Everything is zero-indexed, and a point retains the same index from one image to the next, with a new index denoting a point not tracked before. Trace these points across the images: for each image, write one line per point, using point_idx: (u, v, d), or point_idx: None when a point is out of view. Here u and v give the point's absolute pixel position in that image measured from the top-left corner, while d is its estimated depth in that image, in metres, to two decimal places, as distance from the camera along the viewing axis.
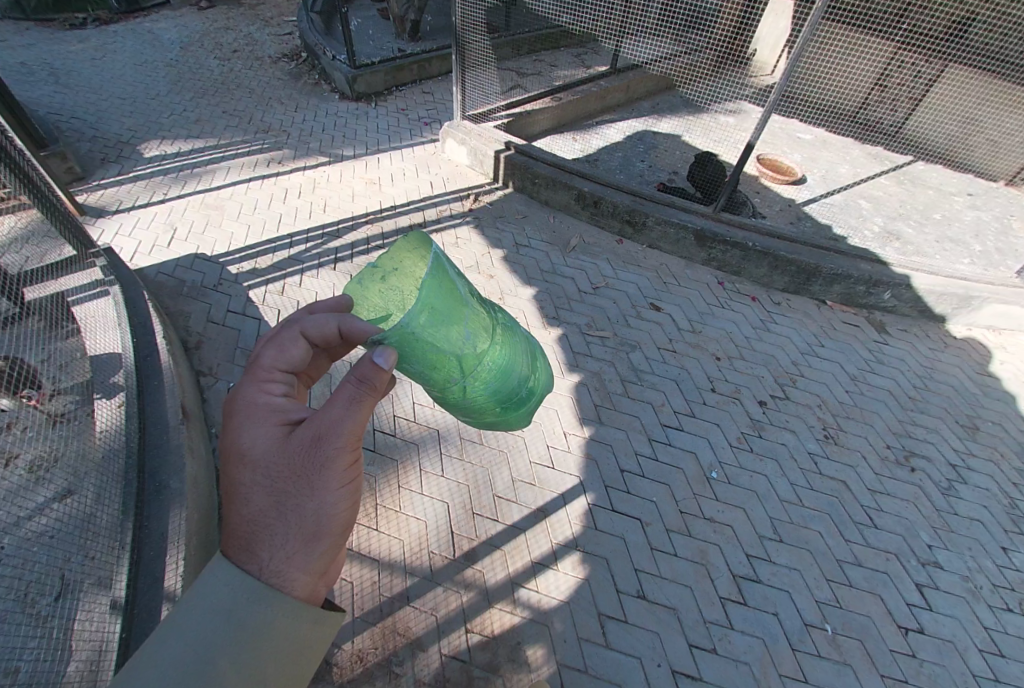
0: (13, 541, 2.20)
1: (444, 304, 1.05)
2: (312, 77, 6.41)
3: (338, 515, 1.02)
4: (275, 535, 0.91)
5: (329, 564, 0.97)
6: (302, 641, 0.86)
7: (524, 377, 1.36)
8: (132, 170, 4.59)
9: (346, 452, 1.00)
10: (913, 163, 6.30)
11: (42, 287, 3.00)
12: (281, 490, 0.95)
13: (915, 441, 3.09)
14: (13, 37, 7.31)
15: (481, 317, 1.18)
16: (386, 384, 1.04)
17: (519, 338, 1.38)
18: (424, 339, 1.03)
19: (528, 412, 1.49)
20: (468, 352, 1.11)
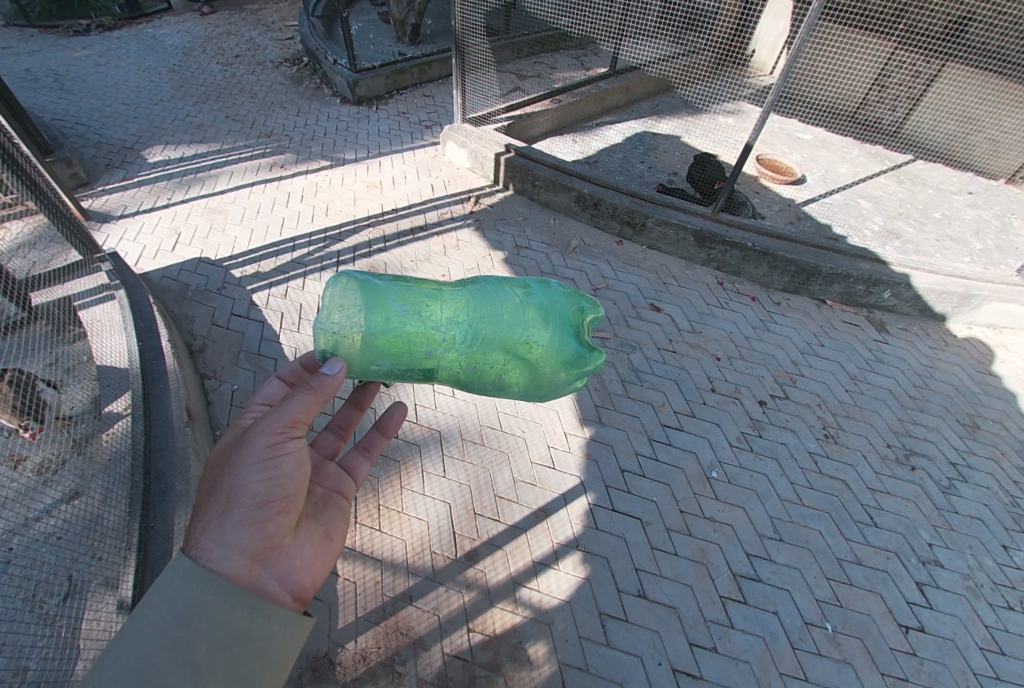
0: (23, 541, 2.25)
1: (358, 298, 1.35)
2: (314, 81, 6.45)
3: (262, 495, 1.15)
4: (200, 512, 1.07)
5: (251, 540, 1.09)
6: (245, 631, 0.98)
7: (506, 315, 1.51)
8: (136, 175, 4.64)
9: (263, 435, 1.19)
10: (913, 162, 6.30)
11: (49, 292, 3.07)
12: (211, 475, 1.14)
13: (915, 440, 3.10)
14: (17, 44, 7.38)
15: (411, 292, 1.44)
16: (320, 380, 1.27)
17: (484, 287, 1.56)
18: (357, 331, 1.33)
19: (554, 337, 1.56)
20: (406, 322, 1.37)
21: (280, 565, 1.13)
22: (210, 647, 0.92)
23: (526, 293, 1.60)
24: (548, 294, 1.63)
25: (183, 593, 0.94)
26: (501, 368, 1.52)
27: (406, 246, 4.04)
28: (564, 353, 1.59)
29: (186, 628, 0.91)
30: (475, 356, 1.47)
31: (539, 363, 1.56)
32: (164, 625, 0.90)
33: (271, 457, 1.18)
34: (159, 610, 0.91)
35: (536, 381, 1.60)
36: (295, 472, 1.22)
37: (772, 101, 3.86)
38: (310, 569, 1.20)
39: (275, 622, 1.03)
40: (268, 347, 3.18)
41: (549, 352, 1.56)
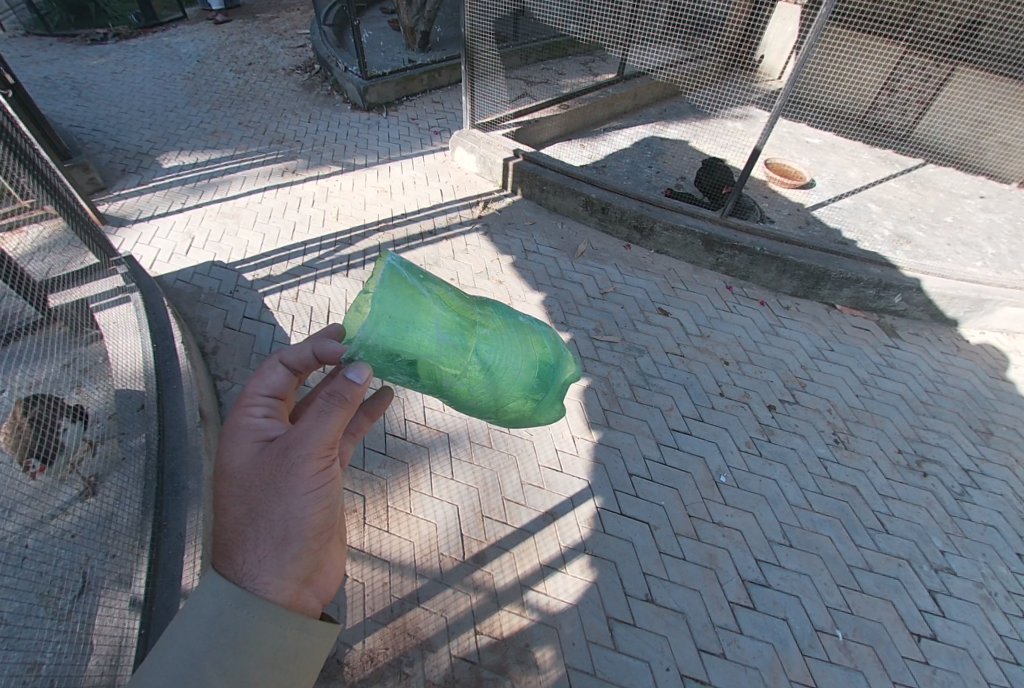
0: (38, 538, 2.28)
1: (404, 313, 1.20)
2: (325, 88, 6.55)
3: (313, 521, 1.10)
4: (247, 541, 1.01)
5: (304, 567, 1.06)
6: (290, 647, 0.98)
7: (523, 366, 1.47)
8: (152, 180, 4.74)
9: (311, 460, 1.09)
10: (924, 166, 6.26)
11: (66, 294, 3.11)
12: (253, 501, 1.04)
13: (927, 446, 3.06)
14: (37, 52, 7.56)
15: (455, 315, 1.31)
16: (350, 390, 1.13)
17: (515, 329, 1.49)
18: (392, 348, 1.20)
19: (545, 394, 1.61)
20: (443, 352, 1.26)
21: (321, 582, 1.12)
22: (259, 666, 0.92)
23: (542, 345, 1.58)
24: (555, 351, 1.64)
25: (224, 616, 0.91)
26: (496, 411, 1.51)
27: (415, 250, 4.08)
28: (540, 412, 1.67)
29: (232, 652, 0.90)
30: (483, 397, 1.42)
31: (522, 415, 1.60)
32: (208, 650, 0.88)
33: (320, 481, 1.11)
34: (201, 635, 0.88)
35: (512, 424, 1.64)
36: (338, 492, 1.17)
37: (780, 106, 3.86)
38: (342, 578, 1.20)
39: (318, 636, 1.02)
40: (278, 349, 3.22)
41: (535, 408, 1.61)
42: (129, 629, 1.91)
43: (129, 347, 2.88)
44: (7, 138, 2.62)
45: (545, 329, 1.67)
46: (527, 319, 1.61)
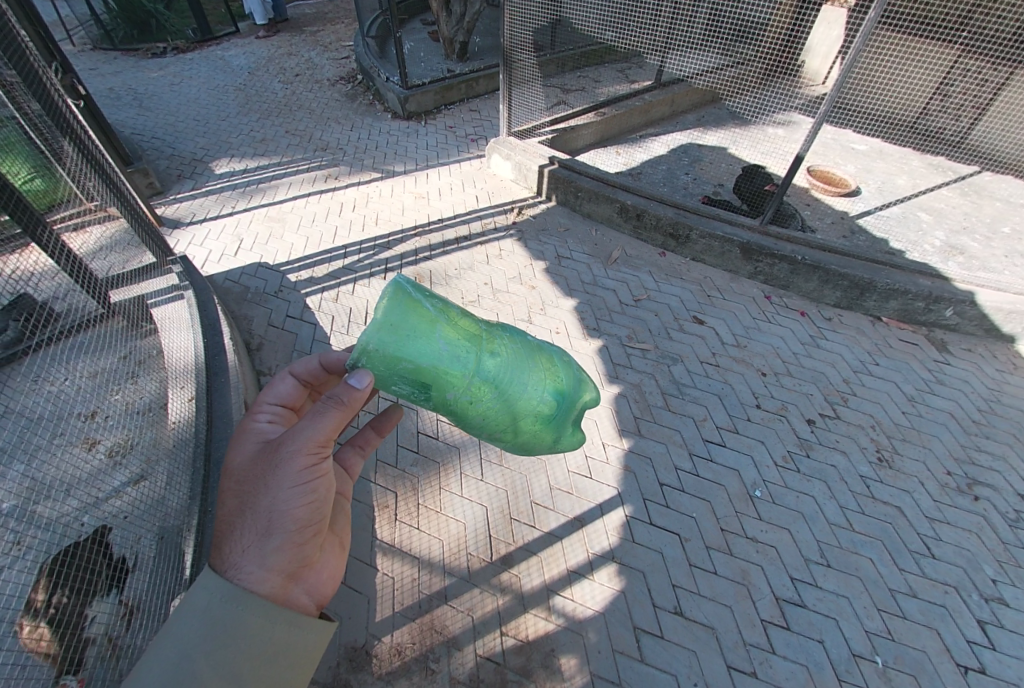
0: (95, 518, 2.45)
1: (407, 321, 1.26)
2: (366, 97, 6.78)
3: (300, 517, 1.17)
4: (237, 532, 1.10)
5: (287, 562, 1.12)
6: (280, 640, 1.04)
7: (532, 380, 1.48)
8: (204, 185, 5.01)
9: (298, 458, 1.16)
10: (978, 174, 5.96)
11: (126, 290, 3.26)
12: (243, 493, 1.13)
13: (980, 469, 2.90)
14: (102, 66, 8.11)
15: (461, 330, 1.36)
16: (349, 395, 1.20)
17: (519, 346, 1.51)
18: (394, 355, 1.25)
19: (557, 415, 1.58)
20: (444, 364, 1.30)
21: (311, 579, 1.18)
22: (250, 659, 0.98)
23: (550, 365, 1.56)
24: (567, 372, 1.63)
25: (218, 608, 0.99)
26: (505, 429, 1.49)
27: (451, 254, 4.16)
28: (552, 434, 1.62)
29: (224, 643, 0.96)
30: (491, 410, 1.41)
31: (533, 437, 1.56)
32: (202, 639, 0.95)
33: (308, 480, 1.18)
34: (195, 625, 0.95)
35: (522, 447, 1.60)
36: (328, 490, 1.23)
37: (825, 112, 3.73)
38: (335, 578, 1.26)
39: (308, 631, 1.09)
40: (319, 348, 3.34)
41: (547, 428, 1.57)
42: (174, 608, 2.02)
43: (182, 341, 3.04)
44: (67, 127, 2.83)
45: (557, 351, 1.67)
46: (537, 340, 1.63)
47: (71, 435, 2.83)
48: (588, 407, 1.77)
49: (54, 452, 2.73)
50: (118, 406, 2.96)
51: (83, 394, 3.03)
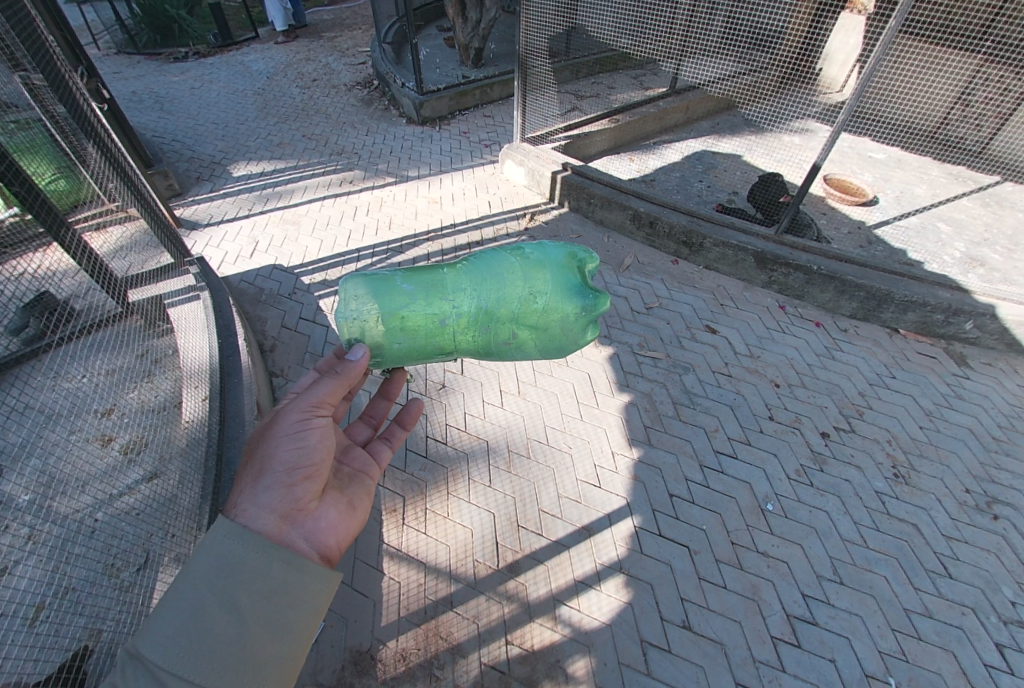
0: (108, 514, 2.49)
1: (368, 286, 1.47)
2: (382, 103, 6.84)
3: (293, 463, 1.29)
4: (241, 477, 1.24)
5: (279, 502, 1.21)
6: (283, 581, 1.06)
7: (506, 274, 1.58)
8: (222, 188, 5.09)
9: (294, 412, 1.34)
10: (1000, 184, 5.84)
11: (144, 289, 3.30)
12: (251, 445, 1.31)
13: (1000, 487, 2.82)
14: (126, 70, 8.30)
15: (419, 272, 1.55)
16: (344, 363, 1.41)
17: (480, 256, 1.64)
18: (373, 314, 1.44)
19: (555, 285, 1.62)
20: (414, 299, 1.48)
21: (306, 525, 1.24)
22: (250, 595, 1.01)
23: (520, 253, 1.65)
24: (543, 251, 1.68)
25: (223, 547, 1.04)
26: (512, 323, 1.59)
27: (463, 259, 4.18)
28: (569, 302, 1.63)
29: (228, 579, 1.00)
30: (484, 315, 1.55)
31: (546, 317, 1.62)
32: (208, 575, 0.99)
33: (301, 431, 1.33)
34: (204, 563, 1.00)
35: (547, 334, 1.66)
36: (321, 445, 1.35)
37: (845, 120, 3.66)
38: (335, 531, 1.29)
39: (308, 573, 1.09)
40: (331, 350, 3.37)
41: (554, 299, 1.61)
42: None
43: (197, 341, 3.07)
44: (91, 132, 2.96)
45: (525, 243, 1.74)
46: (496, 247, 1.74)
47: (87, 432, 2.88)
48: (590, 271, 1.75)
49: (71, 448, 2.79)
50: (133, 404, 3.01)
51: (99, 391, 3.07)
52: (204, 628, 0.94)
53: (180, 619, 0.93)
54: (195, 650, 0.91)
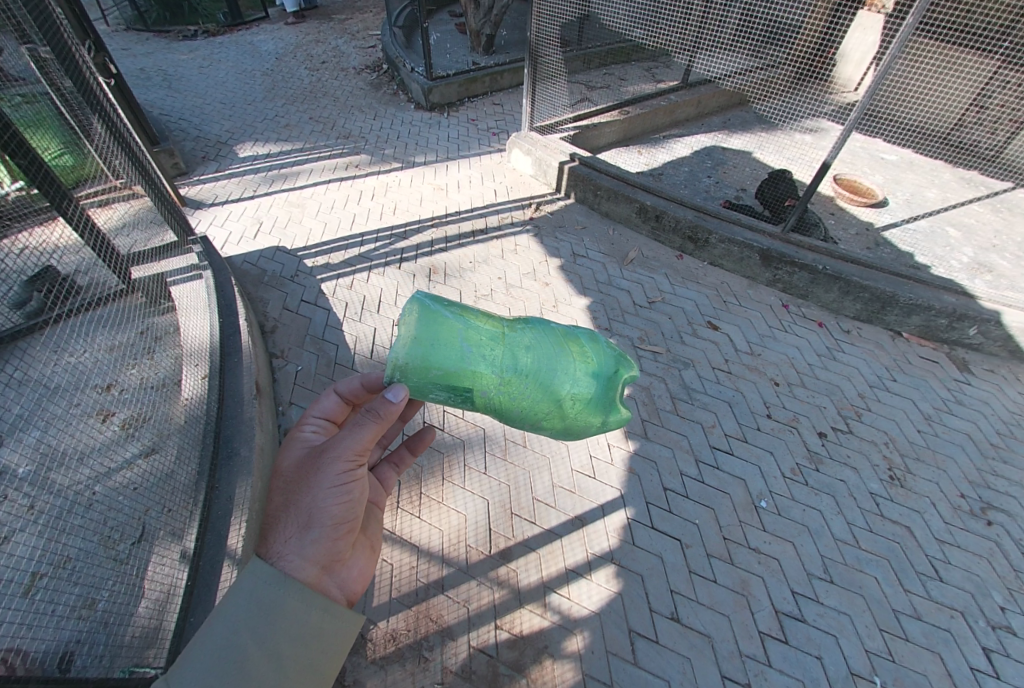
0: (105, 486, 2.51)
1: (428, 331, 1.37)
2: (391, 87, 6.78)
3: (337, 515, 1.24)
4: (281, 524, 1.17)
5: (322, 554, 1.19)
6: (315, 626, 1.10)
7: (561, 365, 1.50)
8: (228, 168, 5.08)
9: (338, 465, 1.23)
10: (1012, 190, 5.76)
11: (146, 267, 3.26)
12: (288, 489, 1.21)
13: (995, 494, 2.82)
14: (135, 46, 8.25)
15: (480, 332, 1.46)
16: (384, 409, 1.24)
17: (542, 334, 1.54)
18: (422, 366, 1.36)
19: (598, 397, 1.55)
20: (468, 364, 1.39)
21: (341, 574, 1.24)
22: (288, 639, 1.05)
23: (582, 349, 1.56)
24: (598, 348, 1.58)
25: (266, 593, 1.06)
26: (545, 417, 1.52)
27: (466, 247, 4.16)
28: (600, 413, 1.58)
29: (267, 620, 1.04)
30: (523, 402, 1.47)
31: (577, 419, 1.56)
32: (249, 618, 1.03)
33: (345, 483, 1.24)
34: (243, 606, 1.03)
35: (570, 430, 1.59)
36: (362, 494, 1.30)
37: (856, 119, 3.62)
38: (363, 575, 1.32)
39: (339, 618, 1.13)
40: (331, 334, 3.37)
41: (589, 409, 1.55)
42: (176, 580, 2.05)
43: (198, 320, 3.08)
44: (98, 106, 2.84)
45: (586, 330, 1.65)
46: (562, 324, 1.64)
47: (86, 406, 2.91)
48: (631, 380, 1.64)
49: (70, 421, 2.82)
50: (133, 380, 3.03)
51: (100, 365, 3.10)
52: (245, 671, 0.98)
53: (218, 659, 0.96)
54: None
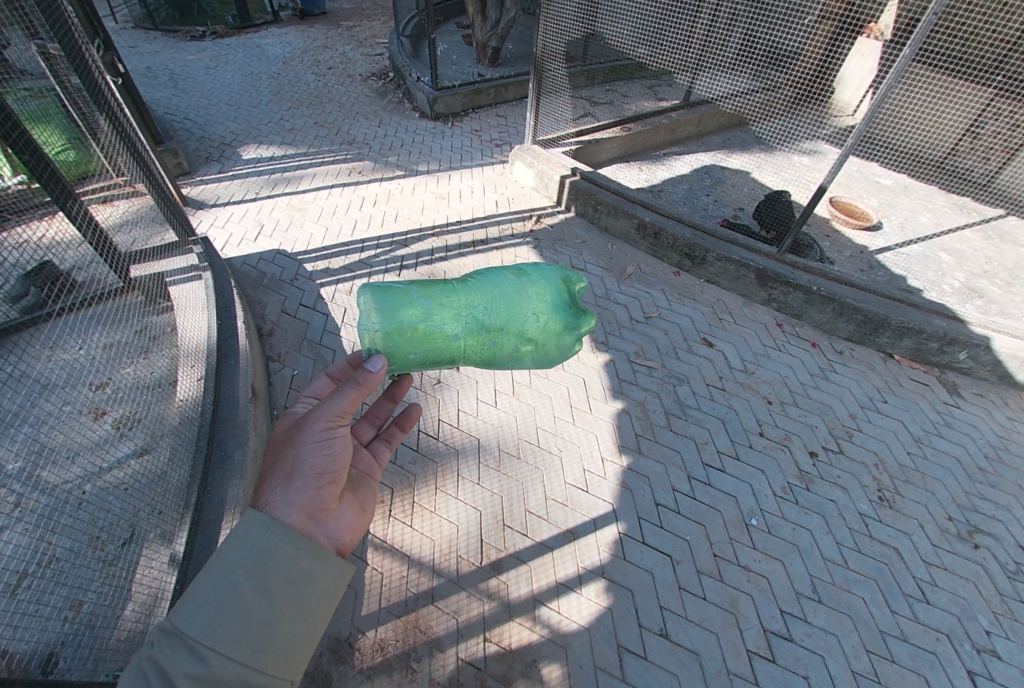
0: (95, 486, 2.50)
1: (387, 298, 1.46)
2: (396, 95, 6.85)
3: (320, 468, 1.26)
4: (268, 477, 1.19)
5: (307, 502, 1.18)
6: (309, 570, 1.04)
7: (513, 293, 1.61)
8: (231, 169, 5.10)
9: (321, 421, 1.30)
10: (1004, 218, 5.88)
11: (146, 266, 3.24)
12: (275, 448, 1.26)
13: (982, 517, 2.86)
14: (142, 45, 8.29)
15: (433, 287, 1.55)
16: (366, 377, 1.37)
17: (488, 273, 1.66)
18: (392, 328, 1.45)
19: (553, 309, 1.66)
20: (432, 315, 1.49)
21: (327, 524, 1.20)
22: (284, 583, 0.99)
23: (525, 275, 1.68)
24: (540, 272, 1.70)
25: (259, 537, 1.02)
26: (514, 342, 1.62)
27: (466, 257, 4.20)
28: (562, 322, 1.68)
29: (263, 564, 0.99)
30: (492, 333, 1.57)
31: (543, 335, 1.65)
32: (245, 561, 0.97)
33: (327, 439, 1.29)
34: (239, 551, 0.98)
35: (547, 349, 1.71)
36: (345, 450, 1.34)
37: (852, 144, 3.68)
38: (351, 530, 1.27)
39: (331, 562, 1.08)
40: (328, 338, 3.38)
41: (551, 322, 1.65)
42: (164, 583, 2.03)
43: (195, 321, 3.07)
44: (106, 104, 2.87)
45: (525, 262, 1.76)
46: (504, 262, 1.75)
47: (80, 404, 2.90)
48: (578, 286, 1.78)
49: (63, 419, 2.81)
50: (128, 379, 3.02)
51: (96, 364, 3.10)
52: (243, 612, 0.92)
53: (214, 602, 0.90)
54: (231, 629, 0.90)
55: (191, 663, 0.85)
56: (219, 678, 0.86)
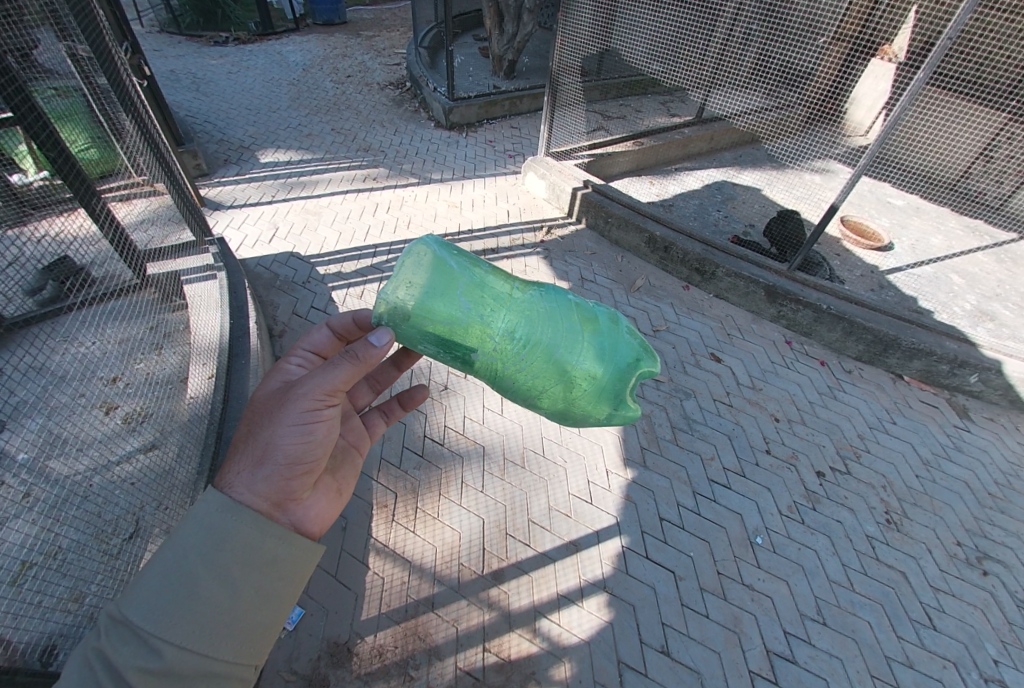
0: (103, 480, 2.53)
1: (429, 280, 1.47)
2: (413, 104, 6.96)
3: (295, 452, 1.22)
4: (238, 456, 1.16)
5: (275, 491, 1.15)
6: (271, 555, 1.06)
7: (564, 342, 1.59)
8: (248, 172, 5.19)
9: (304, 400, 1.23)
10: (1017, 241, 5.84)
11: (162, 264, 3.30)
12: (254, 421, 1.22)
13: (991, 543, 2.81)
14: (167, 49, 8.49)
15: (482, 292, 1.55)
16: (364, 352, 1.27)
17: (551, 305, 1.63)
18: (417, 311, 1.45)
19: (598, 379, 1.62)
20: (464, 322, 1.49)
21: (296, 513, 1.20)
22: (244, 568, 1.02)
23: (592, 328, 1.64)
24: (615, 331, 1.66)
25: (216, 523, 1.03)
26: (537, 387, 1.61)
27: None
28: (599, 399, 1.65)
29: (221, 551, 1.01)
30: (515, 369, 1.57)
31: (572, 396, 1.63)
32: (201, 548, 0.99)
33: (308, 422, 1.23)
34: (193, 538, 1.00)
35: (566, 412, 1.69)
36: (326, 435, 1.28)
37: (865, 163, 3.68)
38: (321, 518, 1.27)
39: (296, 547, 1.10)
40: None
41: (585, 389, 1.62)
42: None
43: (208, 320, 3.09)
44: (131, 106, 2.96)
45: (603, 312, 1.71)
46: (578, 299, 1.71)
47: (91, 396, 2.95)
48: (649, 375, 1.69)
49: (74, 411, 2.86)
50: (138, 375, 3.07)
51: (108, 359, 3.15)
52: (198, 600, 0.95)
53: (165, 590, 0.93)
54: (183, 618, 0.93)
55: (143, 656, 0.89)
56: (173, 669, 0.90)
